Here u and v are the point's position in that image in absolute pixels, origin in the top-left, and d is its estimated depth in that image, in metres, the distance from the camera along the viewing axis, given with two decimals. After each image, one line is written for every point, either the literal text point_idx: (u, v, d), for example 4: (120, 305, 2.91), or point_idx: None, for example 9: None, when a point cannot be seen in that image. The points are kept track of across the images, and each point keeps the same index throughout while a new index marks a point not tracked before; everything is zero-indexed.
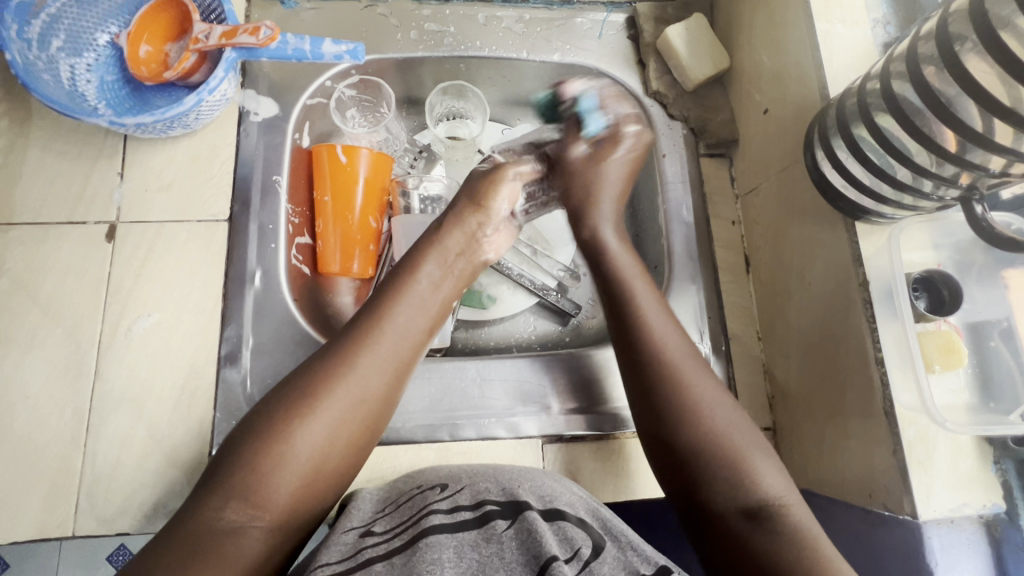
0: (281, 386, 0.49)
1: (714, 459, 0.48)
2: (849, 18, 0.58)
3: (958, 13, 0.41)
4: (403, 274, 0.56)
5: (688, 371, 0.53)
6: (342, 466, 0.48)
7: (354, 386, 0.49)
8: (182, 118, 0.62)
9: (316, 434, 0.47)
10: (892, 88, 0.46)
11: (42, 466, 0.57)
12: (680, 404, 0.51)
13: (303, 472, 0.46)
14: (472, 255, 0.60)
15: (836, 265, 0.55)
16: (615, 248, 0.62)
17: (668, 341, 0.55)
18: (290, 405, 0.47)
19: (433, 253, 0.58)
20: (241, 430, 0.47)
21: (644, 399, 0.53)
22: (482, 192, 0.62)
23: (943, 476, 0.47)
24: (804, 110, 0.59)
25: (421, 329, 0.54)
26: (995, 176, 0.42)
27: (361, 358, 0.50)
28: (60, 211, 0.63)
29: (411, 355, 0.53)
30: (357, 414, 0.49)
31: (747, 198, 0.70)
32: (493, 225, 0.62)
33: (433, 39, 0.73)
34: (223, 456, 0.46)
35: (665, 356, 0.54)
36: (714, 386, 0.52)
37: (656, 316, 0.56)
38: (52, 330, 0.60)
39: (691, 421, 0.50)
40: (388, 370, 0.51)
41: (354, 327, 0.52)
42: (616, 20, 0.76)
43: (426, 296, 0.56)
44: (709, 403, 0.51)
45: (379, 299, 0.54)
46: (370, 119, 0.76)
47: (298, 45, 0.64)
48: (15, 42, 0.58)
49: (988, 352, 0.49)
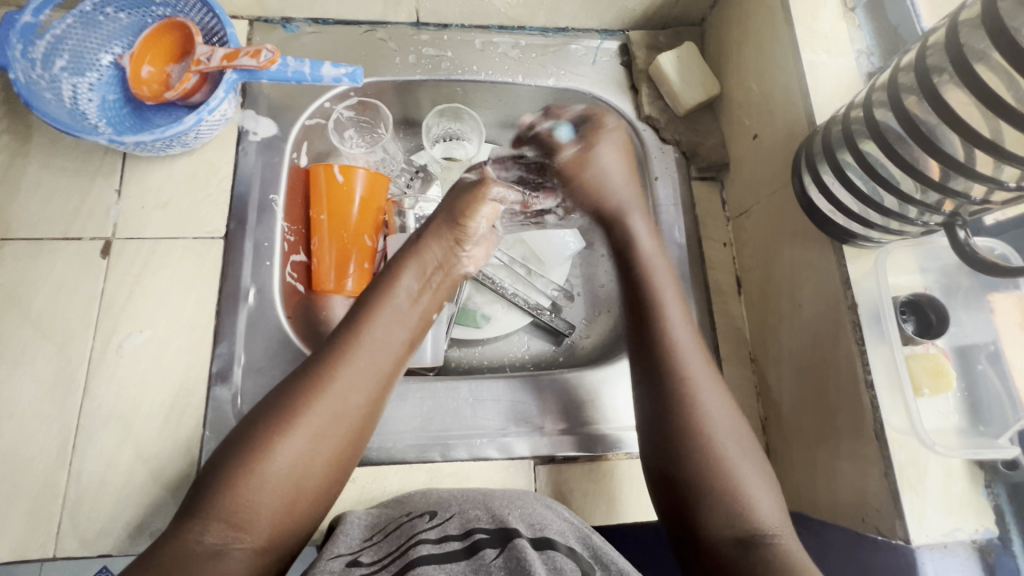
0: (264, 402, 0.49)
1: (713, 481, 0.48)
2: (834, 48, 0.59)
3: (936, 47, 0.42)
4: (380, 287, 0.56)
5: (705, 393, 0.53)
6: (324, 483, 0.48)
7: (334, 400, 0.49)
8: (181, 137, 0.63)
9: (297, 450, 0.46)
10: (875, 115, 0.47)
11: (25, 485, 0.56)
12: (690, 424, 0.51)
13: (284, 489, 0.45)
14: (451, 270, 0.60)
15: (824, 287, 0.55)
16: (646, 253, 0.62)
17: (686, 358, 0.55)
18: (271, 421, 0.47)
19: (412, 264, 0.58)
20: (227, 444, 0.47)
21: (654, 415, 0.53)
22: (459, 211, 0.60)
23: (934, 500, 0.47)
24: (791, 135, 0.60)
25: (400, 343, 0.54)
26: (977, 204, 0.44)
27: (339, 375, 0.50)
28: (56, 227, 0.64)
29: (392, 370, 0.53)
30: (337, 431, 0.48)
31: (738, 221, 0.71)
32: (473, 241, 0.62)
33: (431, 63, 0.75)
34: (205, 476, 0.46)
35: (683, 372, 0.54)
36: (727, 408, 0.52)
37: (682, 331, 0.57)
38: (42, 346, 0.60)
39: (702, 442, 0.50)
40: (368, 387, 0.51)
41: (333, 342, 0.52)
42: (609, 47, 0.78)
43: (406, 309, 0.56)
44: (719, 429, 0.51)
45: (359, 312, 0.54)
46: (368, 139, 0.77)
47: (298, 67, 0.66)
48: (18, 62, 0.59)
49: (976, 375, 0.49)
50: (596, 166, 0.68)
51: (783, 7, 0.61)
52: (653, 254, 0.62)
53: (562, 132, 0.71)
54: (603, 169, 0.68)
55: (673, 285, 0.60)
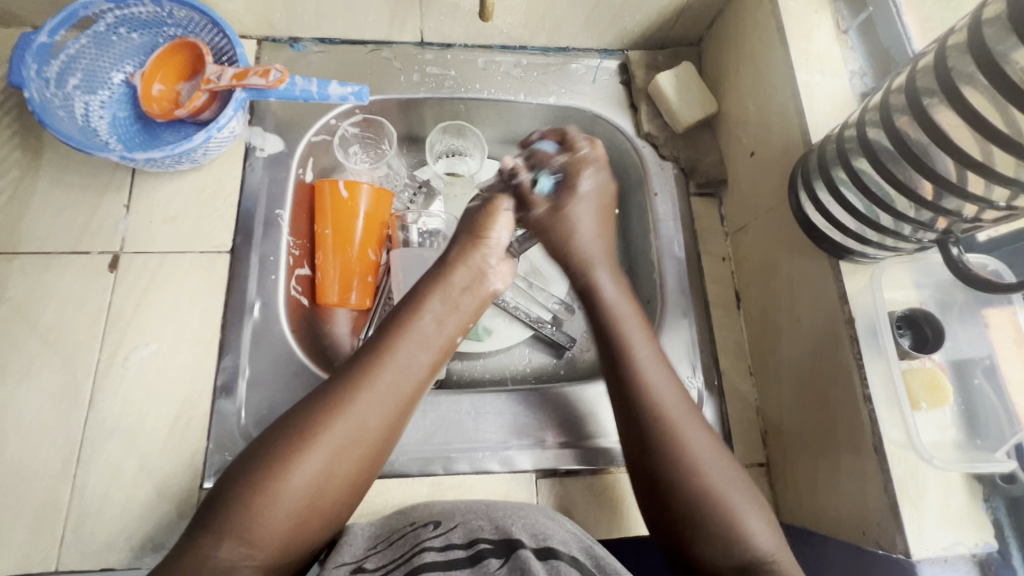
0: (284, 418, 0.50)
1: (704, 513, 0.49)
2: (828, 69, 0.61)
3: (925, 70, 0.44)
4: (405, 311, 0.57)
5: (686, 427, 0.53)
6: (340, 501, 0.48)
7: (354, 422, 0.49)
8: (191, 153, 0.64)
9: (317, 467, 0.47)
10: (868, 135, 0.48)
11: (29, 497, 0.56)
12: (674, 461, 0.51)
13: (299, 506, 0.46)
14: (480, 287, 0.61)
15: (822, 303, 0.56)
16: (610, 294, 0.62)
17: (665, 394, 0.55)
18: (292, 438, 0.47)
19: (437, 291, 0.58)
20: (244, 458, 0.47)
21: (638, 449, 0.53)
22: (479, 226, 0.63)
23: (934, 514, 0.48)
24: (788, 152, 0.62)
25: (423, 367, 0.54)
26: (969, 222, 0.45)
27: (361, 396, 0.50)
28: (65, 241, 0.65)
29: (413, 394, 0.53)
30: (355, 453, 0.49)
31: (737, 236, 0.72)
32: (497, 254, 0.63)
33: (435, 81, 0.76)
34: (220, 490, 0.46)
35: (661, 409, 0.53)
36: (710, 441, 0.53)
37: (655, 370, 0.56)
38: (49, 359, 0.61)
39: (689, 477, 0.50)
40: (388, 410, 0.51)
41: (358, 362, 0.52)
42: (609, 66, 0.80)
43: (430, 332, 0.56)
44: (706, 461, 0.51)
45: (383, 334, 0.55)
46: (372, 155, 0.79)
47: (305, 86, 0.67)
48: (34, 80, 0.60)
49: (973, 389, 0.50)
50: (575, 219, 0.66)
51: (778, 30, 0.63)
52: (614, 298, 0.61)
53: (540, 184, 0.66)
54: (580, 220, 0.66)
55: (638, 319, 0.60)
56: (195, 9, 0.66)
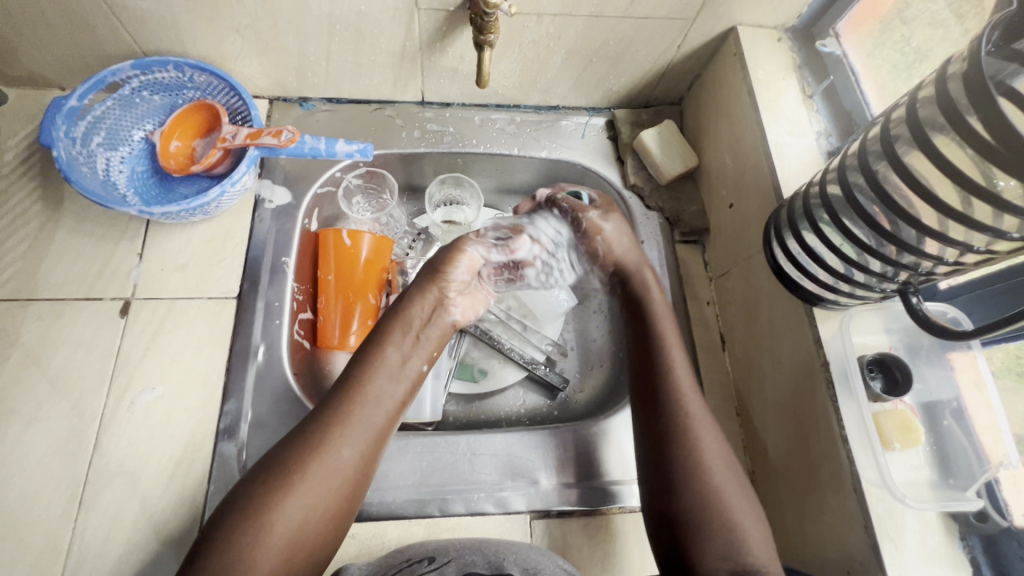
0: (263, 460, 0.51)
1: (707, 512, 0.51)
2: (795, 131, 0.67)
3: (873, 141, 0.49)
4: (371, 346, 0.59)
5: (704, 428, 0.55)
6: (320, 540, 0.49)
7: (329, 457, 0.51)
8: (204, 207, 0.69)
9: (297, 503, 0.48)
10: (829, 192, 0.53)
11: (30, 542, 0.57)
12: (689, 465, 0.53)
13: (283, 544, 0.47)
14: (440, 320, 0.64)
15: (801, 346, 0.59)
16: (654, 298, 0.66)
17: (689, 403, 0.57)
18: (272, 481, 0.49)
19: (398, 325, 0.61)
20: (231, 499, 0.49)
21: (654, 444, 0.56)
22: (441, 263, 0.66)
23: (912, 553, 0.49)
24: (762, 205, 0.66)
25: (394, 401, 0.57)
26: (925, 274, 0.49)
27: (336, 434, 0.52)
28: (79, 288, 0.68)
29: (385, 427, 0.55)
30: (333, 488, 0.50)
31: (720, 281, 0.76)
32: (457, 289, 0.66)
33: (434, 137, 0.82)
34: (203, 537, 0.47)
35: (685, 406, 0.56)
36: (726, 447, 0.55)
37: (685, 374, 0.59)
38: (57, 403, 0.63)
39: (699, 478, 0.52)
40: (363, 444, 0.53)
41: (332, 402, 0.54)
42: (597, 122, 0.86)
43: (396, 367, 0.58)
44: (719, 467, 0.53)
45: (355, 370, 0.57)
46: (374, 204, 0.84)
47: (315, 144, 0.74)
48: (62, 140, 0.66)
49: (942, 430, 0.53)
50: (609, 233, 0.70)
51: (750, 95, 0.69)
52: (657, 301, 0.65)
53: (580, 198, 0.74)
54: (612, 235, 0.70)
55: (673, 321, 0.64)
56: (214, 75, 0.72)
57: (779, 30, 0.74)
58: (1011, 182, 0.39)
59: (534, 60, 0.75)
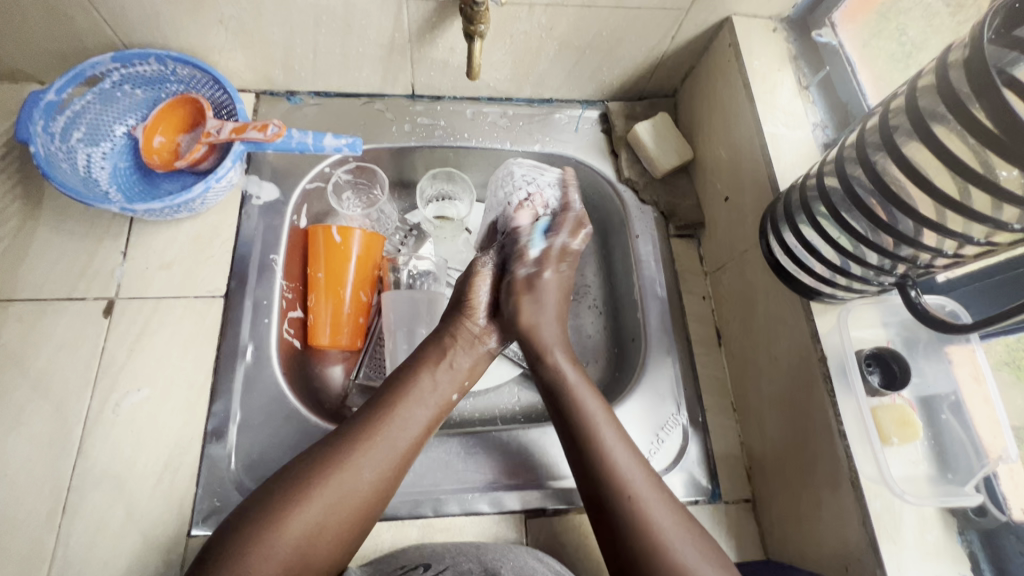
0: (283, 470, 0.52)
1: (650, 557, 0.49)
2: (792, 123, 0.66)
3: (872, 131, 0.48)
4: (407, 373, 0.59)
5: (622, 461, 0.54)
6: (329, 556, 0.49)
7: (350, 475, 0.51)
8: (189, 204, 0.67)
9: (315, 512, 0.48)
10: (827, 184, 0.52)
11: (12, 548, 0.56)
12: (619, 502, 0.52)
13: (291, 556, 0.47)
14: (474, 348, 0.63)
15: (797, 340, 0.59)
16: (551, 342, 0.63)
17: (608, 440, 0.56)
18: (288, 493, 0.49)
19: (433, 347, 0.62)
20: (241, 510, 0.49)
21: (587, 486, 0.54)
22: (462, 294, 0.65)
23: (912, 547, 0.49)
24: (758, 199, 0.65)
25: (421, 424, 0.56)
26: (923, 267, 0.49)
27: (360, 452, 0.52)
28: (61, 288, 0.66)
29: (410, 451, 0.55)
30: (348, 507, 0.50)
31: (715, 275, 0.75)
32: (485, 313, 0.65)
33: (425, 131, 0.80)
34: (227, 527, 0.48)
35: (604, 450, 0.55)
36: (649, 481, 0.53)
37: (597, 414, 0.58)
38: (39, 406, 0.61)
39: (660, 562, 0.48)
40: (384, 466, 0.53)
41: (361, 420, 0.55)
42: (590, 115, 0.84)
43: (428, 393, 0.58)
44: (650, 504, 0.52)
45: (387, 393, 0.57)
46: (365, 200, 0.82)
47: (302, 138, 0.72)
48: (39, 136, 0.64)
49: (941, 423, 0.53)
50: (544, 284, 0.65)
51: (745, 86, 0.68)
52: (558, 345, 0.63)
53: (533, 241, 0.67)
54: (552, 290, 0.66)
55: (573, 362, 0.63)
56: (198, 67, 0.70)
57: (774, 20, 0.73)
58: (1012, 172, 0.38)
59: (526, 52, 0.74)
